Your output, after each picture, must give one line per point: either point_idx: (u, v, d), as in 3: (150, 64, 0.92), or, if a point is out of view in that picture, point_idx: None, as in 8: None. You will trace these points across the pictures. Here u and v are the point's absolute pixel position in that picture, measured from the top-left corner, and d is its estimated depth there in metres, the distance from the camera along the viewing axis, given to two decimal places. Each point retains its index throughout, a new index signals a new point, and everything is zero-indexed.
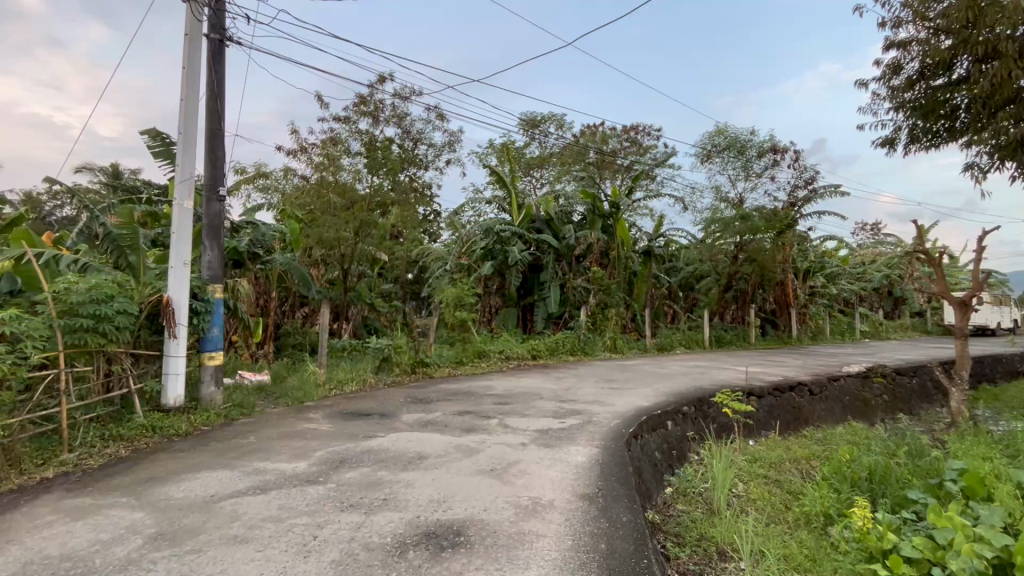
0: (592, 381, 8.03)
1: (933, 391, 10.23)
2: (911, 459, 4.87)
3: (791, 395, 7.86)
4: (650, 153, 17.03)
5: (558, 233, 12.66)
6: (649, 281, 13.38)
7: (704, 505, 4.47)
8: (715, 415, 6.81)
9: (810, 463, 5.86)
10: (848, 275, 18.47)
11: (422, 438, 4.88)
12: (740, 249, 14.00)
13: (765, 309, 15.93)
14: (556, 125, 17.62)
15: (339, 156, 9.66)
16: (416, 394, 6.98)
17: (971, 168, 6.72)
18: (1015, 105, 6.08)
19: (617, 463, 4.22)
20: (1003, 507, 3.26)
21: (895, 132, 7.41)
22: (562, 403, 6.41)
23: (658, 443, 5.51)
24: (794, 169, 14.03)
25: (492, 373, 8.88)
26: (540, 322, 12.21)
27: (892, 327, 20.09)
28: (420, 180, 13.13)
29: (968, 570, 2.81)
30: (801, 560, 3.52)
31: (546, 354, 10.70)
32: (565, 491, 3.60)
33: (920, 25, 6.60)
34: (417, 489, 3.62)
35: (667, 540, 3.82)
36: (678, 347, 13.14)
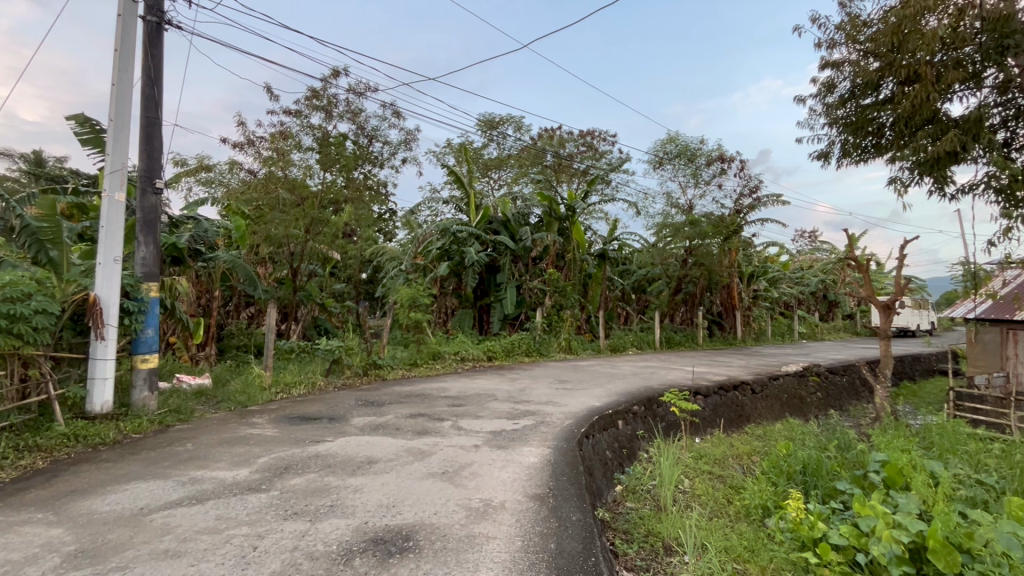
0: (546, 382, 8.10)
1: (861, 388, 11.02)
2: (840, 453, 5.21)
3: (734, 393, 8.22)
4: (606, 157, 17.35)
5: (515, 234, 12.71)
6: (603, 283, 13.63)
7: (652, 501, 4.62)
8: (663, 415, 7.04)
9: (751, 459, 6.15)
10: (788, 279, 19.53)
11: (373, 442, 4.77)
12: (689, 253, 14.49)
13: (712, 311, 16.60)
14: (514, 127, 17.67)
15: (289, 150, 9.31)
16: (368, 397, 6.82)
17: (895, 182, 7.26)
18: (933, 125, 6.62)
19: (568, 462, 4.29)
20: (919, 496, 3.54)
21: (829, 146, 7.92)
22: (516, 404, 6.44)
23: (608, 442, 5.63)
24: (740, 179, 14.66)
25: (447, 375, 8.80)
26: (496, 323, 12.24)
27: (826, 329, 21.47)
28: (375, 178, 12.86)
29: (887, 555, 3.03)
30: (740, 551, 3.68)
31: (502, 356, 10.71)
32: (516, 492, 3.62)
33: (851, 47, 7.09)
34: (366, 494, 3.54)
35: (615, 537, 3.92)
36: (630, 347, 13.53)
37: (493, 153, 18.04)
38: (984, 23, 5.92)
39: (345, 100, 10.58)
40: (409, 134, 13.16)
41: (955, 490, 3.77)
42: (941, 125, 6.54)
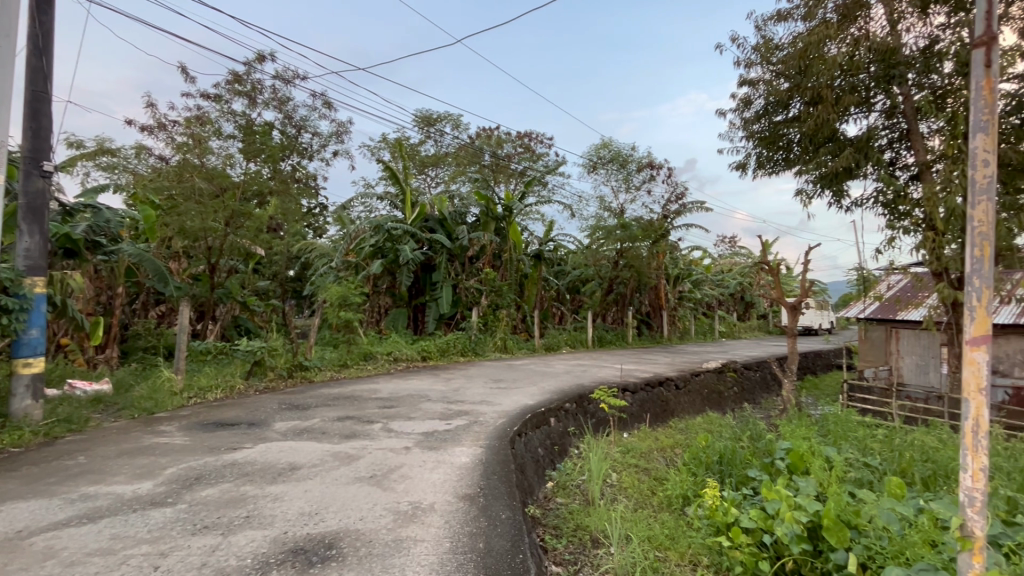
0: (480, 381, 8.09)
1: (772, 382, 11.97)
2: (752, 442, 5.60)
3: (659, 389, 8.64)
4: (543, 159, 17.56)
5: (451, 233, 12.57)
6: (539, 283, 13.81)
7: (581, 496, 4.74)
8: (594, 411, 7.24)
9: (673, 451, 6.48)
10: (710, 281, 20.80)
11: (296, 447, 4.54)
12: (621, 255, 15.04)
13: (641, 311, 17.34)
14: (452, 125, 17.53)
15: (206, 136, 8.59)
16: (292, 400, 6.48)
17: (802, 193, 7.94)
18: (833, 143, 7.31)
19: (500, 461, 4.31)
20: (816, 479, 3.88)
21: (746, 157, 8.51)
22: (450, 404, 6.38)
23: (541, 439, 5.73)
24: (668, 185, 15.38)
25: (379, 376, 8.55)
26: (431, 323, 12.06)
27: (742, 328, 23.14)
28: (304, 170, 12.28)
29: (789, 535, 3.31)
30: (662, 539, 3.87)
31: (437, 356, 10.57)
32: (446, 493, 3.58)
33: (765, 67, 7.66)
34: (286, 503, 3.35)
35: (545, 533, 4.01)
36: (563, 346, 13.83)
37: (430, 150, 17.79)
38: (874, 54, 6.62)
39: (271, 87, 10.00)
40: (341, 126, 12.66)
41: (846, 472, 4.19)
42: (839, 143, 7.23)
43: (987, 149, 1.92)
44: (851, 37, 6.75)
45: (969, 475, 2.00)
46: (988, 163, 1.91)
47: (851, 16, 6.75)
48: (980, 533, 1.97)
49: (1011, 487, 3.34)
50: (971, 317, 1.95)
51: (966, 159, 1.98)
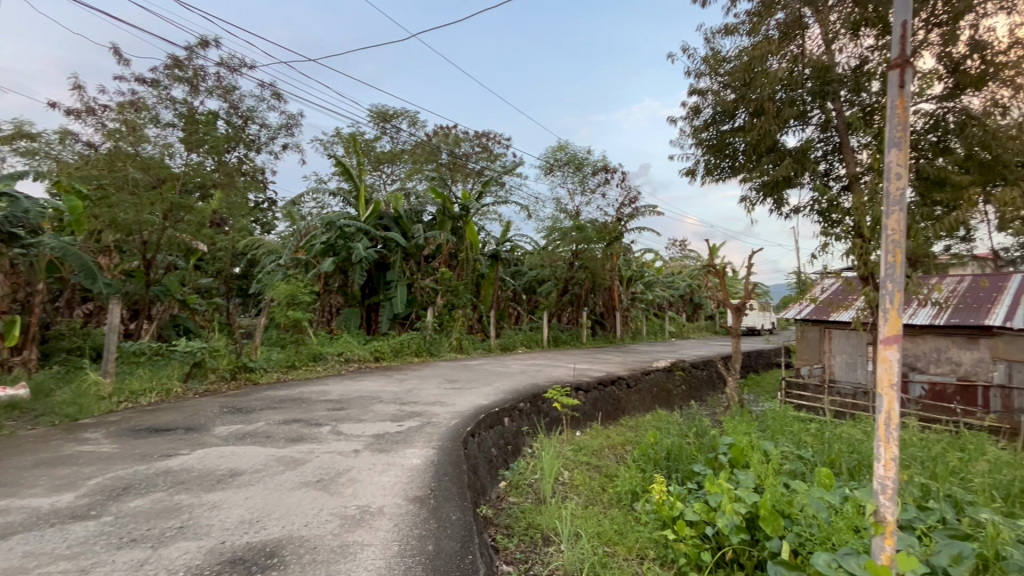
0: (434, 381, 8.01)
1: (717, 380, 12.51)
2: (697, 438, 5.81)
3: (611, 388, 8.84)
4: (500, 159, 17.57)
5: (407, 231, 12.37)
6: (495, 283, 13.79)
7: (533, 495, 4.77)
8: (547, 410, 7.32)
9: (624, 448, 6.64)
10: (661, 283, 21.47)
11: (237, 452, 4.34)
12: (576, 257, 15.27)
13: (595, 312, 17.69)
14: (409, 121, 17.27)
15: (142, 123, 8.06)
16: (235, 403, 6.19)
17: (746, 200, 8.34)
18: (774, 153, 7.71)
19: (452, 462, 4.27)
20: (755, 472, 4.08)
21: (695, 163, 8.83)
22: (402, 405, 6.27)
23: (494, 439, 5.73)
24: (622, 189, 15.75)
25: (329, 377, 8.30)
26: (384, 323, 11.83)
27: (690, 328, 24.05)
28: (251, 163, 11.75)
29: (729, 526, 3.46)
30: (611, 535, 3.97)
31: (390, 356, 10.37)
32: (395, 496, 3.52)
33: (713, 78, 7.98)
34: (225, 511, 3.20)
35: (497, 533, 4.02)
36: (519, 346, 13.90)
37: (385, 146, 17.46)
38: (810, 72, 7.04)
39: (214, 74, 9.51)
40: (291, 119, 12.21)
41: (782, 465, 4.42)
42: (780, 154, 7.64)
43: (901, 163, 2.08)
44: (791, 54, 7.15)
45: (882, 463, 2.16)
46: (901, 176, 2.06)
47: (790, 34, 7.16)
48: (890, 518, 2.13)
49: (924, 474, 3.63)
50: (885, 317, 2.10)
51: (883, 172, 2.13)
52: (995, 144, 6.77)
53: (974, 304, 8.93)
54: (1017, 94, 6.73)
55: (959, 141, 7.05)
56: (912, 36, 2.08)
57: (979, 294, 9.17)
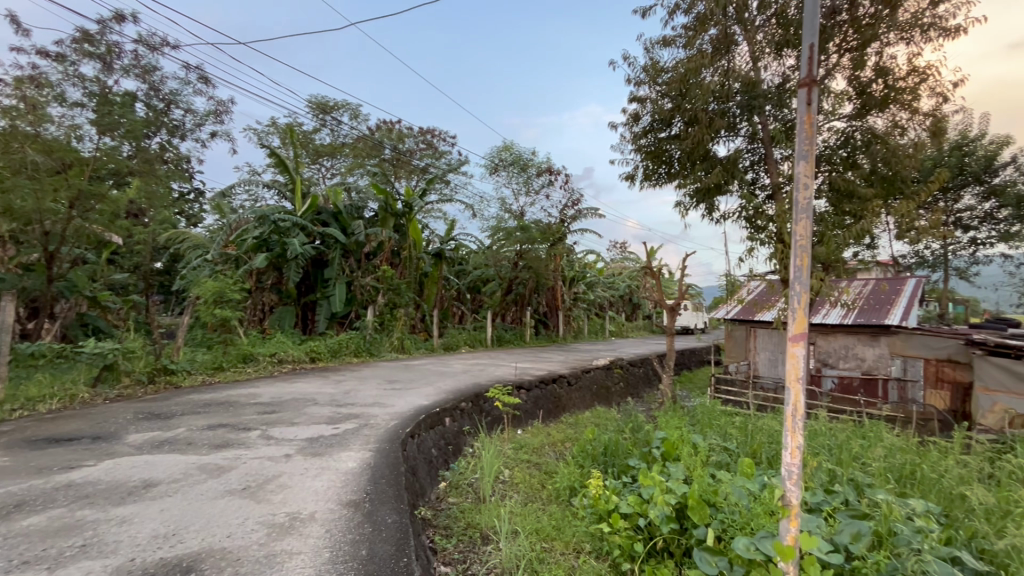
0: (373, 382, 7.81)
1: (653, 377, 13.03)
2: (634, 433, 6.02)
3: (552, 386, 8.98)
4: (445, 157, 17.40)
5: (346, 227, 11.96)
6: (439, 282, 13.59)
7: (473, 494, 4.76)
8: (488, 409, 7.33)
9: (564, 445, 6.76)
10: (602, 283, 22.09)
11: (153, 461, 4.02)
12: (520, 257, 15.38)
13: (539, 311, 17.92)
14: (350, 114, 16.73)
15: (44, 100, 7.27)
16: (152, 408, 5.73)
17: (681, 205, 8.74)
18: (706, 160, 8.13)
19: (389, 464, 4.17)
20: (685, 465, 4.28)
21: (635, 168, 9.15)
22: (338, 407, 6.05)
23: (434, 439, 5.66)
24: (565, 191, 16.03)
25: (261, 379, 7.87)
26: (321, 323, 11.39)
27: (629, 328, 24.94)
28: (174, 150, 10.95)
29: (660, 516, 3.60)
30: (548, 531, 4.04)
31: (327, 357, 9.99)
32: (328, 501, 3.39)
33: (652, 87, 8.30)
34: (137, 526, 2.95)
35: (435, 534, 3.98)
36: (462, 346, 13.82)
37: (325, 138, 16.82)
38: (739, 86, 7.50)
39: (132, 52, 8.75)
40: (221, 105, 11.48)
41: (709, 457, 4.67)
42: (712, 161, 8.06)
43: (808, 174, 2.22)
44: (722, 68, 7.58)
45: (789, 452, 2.33)
46: (808, 186, 2.21)
47: (721, 49, 7.61)
48: (796, 501, 2.32)
49: (832, 460, 3.95)
50: (793, 317, 2.26)
51: (792, 182, 2.27)
52: (895, 161, 7.54)
53: (876, 305, 9.87)
54: (914, 117, 7.49)
55: (865, 157, 7.72)
56: (817, 55, 2.21)
57: (880, 296, 10.13)
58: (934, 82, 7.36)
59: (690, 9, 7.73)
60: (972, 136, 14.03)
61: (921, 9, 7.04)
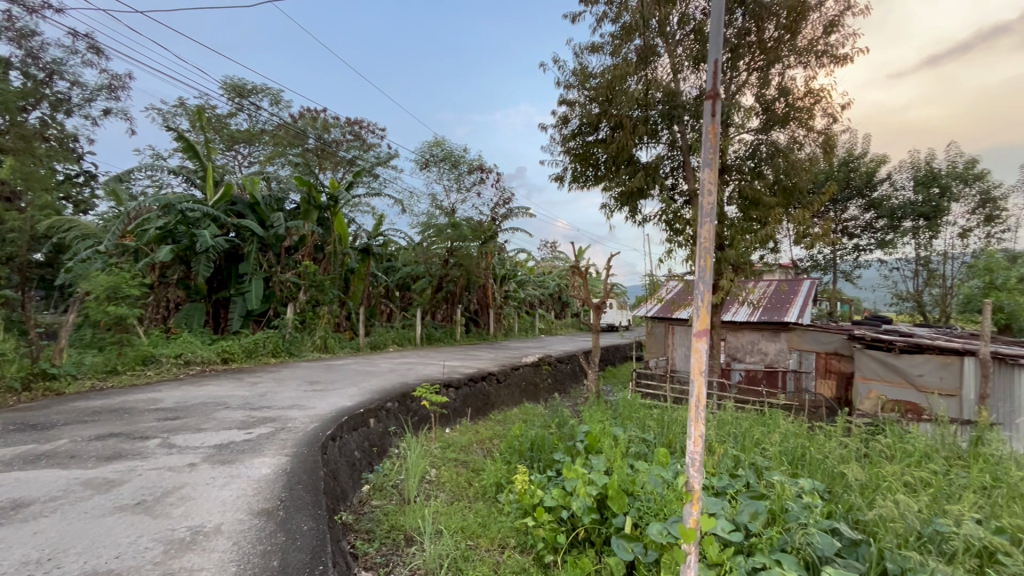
0: (292, 384, 7.41)
1: (579, 373, 13.46)
2: (559, 427, 6.17)
3: (481, 384, 9.00)
4: (374, 150, 16.92)
5: (264, 219, 11.22)
6: (366, 279, 13.15)
7: (397, 496, 4.66)
8: (416, 409, 7.21)
9: (491, 442, 6.80)
10: (532, 282, 22.44)
11: (27, 478, 3.55)
12: (451, 254, 15.23)
13: (469, 309, 17.88)
14: (270, 100, 15.73)
15: None
16: (27, 418, 5.06)
17: (607, 207, 9.08)
18: (630, 164, 8.50)
19: (307, 469, 3.96)
20: (606, 457, 4.44)
21: (564, 170, 9.38)
22: (252, 411, 5.67)
23: (358, 441, 5.47)
24: (496, 189, 16.10)
25: (163, 382, 7.20)
26: (235, 321, 10.62)
27: (558, 326, 25.54)
28: (58, 127, 9.74)
29: (582, 507, 3.71)
30: (473, 528, 4.05)
31: (241, 358, 9.33)
32: (237, 511, 3.17)
33: (581, 91, 8.54)
34: (2, 552, 2.59)
35: (356, 539, 3.85)
36: (390, 345, 13.48)
37: (241, 124, 15.69)
38: (661, 96, 7.91)
39: (4, 13, 7.65)
40: (116, 79, 10.36)
41: (629, 448, 4.88)
42: (635, 166, 8.44)
43: (711, 181, 2.35)
44: (646, 78, 7.96)
45: (692, 440, 2.48)
46: (711, 192, 2.34)
47: (645, 60, 7.99)
48: (697, 487, 2.47)
49: (736, 447, 4.28)
50: (697, 315, 2.40)
51: (698, 188, 2.40)
52: (794, 173, 8.29)
53: (777, 304, 10.85)
54: (809, 134, 8.29)
55: (769, 168, 8.42)
56: (721, 72, 2.34)
57: (780, 296, 11.12)
58: (827, 103, 8.20)
59: (617, 19, 8.05)
60: (856, 154, 15.83)
61: (816, 38, 7.84)
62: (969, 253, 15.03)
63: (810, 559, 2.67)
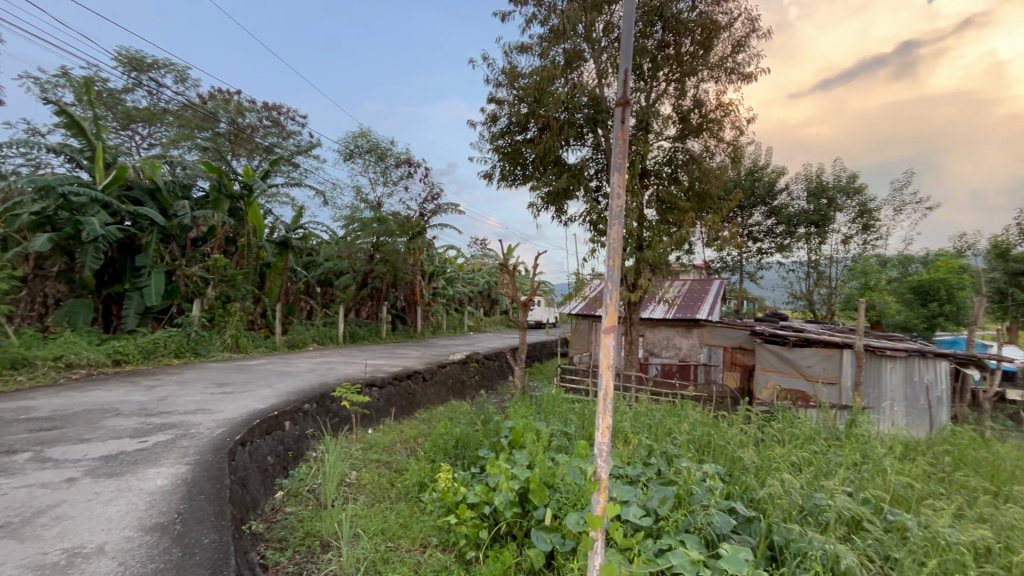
0: (197, 387, 6.82)
1: (507, 370, 13.62)
2: (484, 424, 6.20)
3: (406, 382, 8.82)
4: (294, 139, 16.02)
5: (166, 207, 10.24)
6: (284, 273, 12.41)
7: (314, 501, 4.46)
8: (335, 410, 6.93)
9: (415, 441, 6.68)
10: (462, 279, 22.33)
11: None
12: (376, 249, 14.74)
13: (396, 306, 17.45)
14: (175, 77, 14.36)
15: None
16: None
17: (535, 206, 9.24)
18: (557, 165, 8.70)
19: (210, 477, 3.67)
20: (528, 451, 4.51)
21: (492, 168, 9.42)
22: (148, 418, 5.16)
23: (271, 446, 5.15)
24: (425, 185, 15.82)
25: (39, 388, 6.37)
26: (130, 318, 9.62)
27: (487, 323, 25.63)
28: None
29: (504, 502, 3.74)
30: (394, 530, 3.98)
31: (137, 359, 8.48)
32: (124, 528, 2.87)
33: (510, 90, 8.63)
34: None
35: (267, 549, 3.65)
36: (310, 343, 12.85)
37: (139, 101, 14.17)
38: (586, 100, 8.17)
39: None
40: None
41: (552, 442, 5.00)
42: (561, 167, 8.65)
43: (620, 185, 2.47)
44: (572, 81, 8.19)
45: (600, 432, 2.60)
46: (620, 196, 2.45)
47: (572, 64, 8.20)
48: (605, 476, 2.59)
49: (650, 437, 4.52)
50: (607, 312, 2.51)
51: (608, 190, 2.50)
52: (706, 180, 8.88)
53: (690, 303, 11.61)
54: (720, 144, 8.92)
55: (684, 174, 8.97)
56: (631, 80, 2.45)
57: (693, 295, 11.90)
58: (734, 117, 8.87)
59: (545, 21, 8.22)
60: (760, 165, 17.28)
61: (726, 55, 8.45)
62: (850, 257, 16.97)
63: (710, 538, 2.88)
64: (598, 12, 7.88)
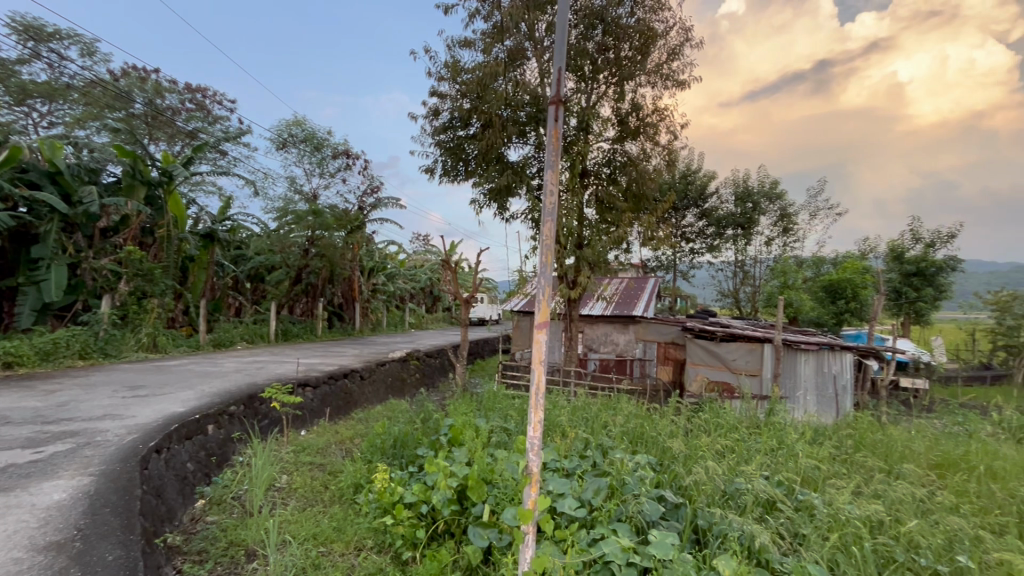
0: (105, 391, 6.23)
1: (448, 367, 13.49)
2: (423, 422, 6.10)
3: (342, 381, 8.53)
4: (221, 124, 15.01)
5: (69, 192, 9.28)
6: (208, 267, 11.61)
7: (240, 508, 4.21)
8: (265, 412, 6.58)
9: (351, 442, 6.47)
10: (403, 276, 21.85)
11: None
12: (311, 243, 14.09)
13: (333, 303, 16.81)
14: (81, 49, 13.00)
15: None
16: None
17: (477, 203, 9.19)
18: (499, 161, 8.70)
19: (118, 488, 3.37)
20: (468, 448, 4.49)
21: (434, 163, 9.29)
22: (45, 426, 4.65)
23: (192, 452, 4.80)
24: (364, 177, 15.32)
25: None
26: (25, 316, 8.65)
27: (429, 320, 25.24)
28: None
29: (441, 500, 3.70)
30: (327, 534, 3.84)
31: (34, 362, 7.64)
32: (13, 548, 2.58)
33: (453, 84, 8.54)
34: None
35: (184, 563, 3.41)
36: (238, 342, 12.11)
37: (38, 74, 12.72)
38: (527, 98, 8.22)
39: None
40: None
41: (491, 439, 5.01)
42: (504, 163, 8.65)
43: (553, 182, 2.50)
44: (514, 79, 8.22)
45: (533, 427, 2.63)
46: (553, 194, 2.48)
47: (514, 61, 8.24)
48: (536, 470, 2.63)
49: (586, 430, 4.64)
50: (540, 308, 2.53)
51: (543, 188, 2.53)
52: (642, 182, 9.21)
53: (626, 300, 12.01)
54: (655, 147, 9.28)
55: (622, 175, 9.25)
56: (565, 78, 2.48)
57: (630, 292, 12.31)
58: (669, 121, 9.25)
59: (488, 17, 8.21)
60: (692, 170, 18.16)
61: (661, 62, 8.80)
62: (771, 258, 18.25)
63: (640, 525, 2.99)
64: (540, 11, 7.96)
